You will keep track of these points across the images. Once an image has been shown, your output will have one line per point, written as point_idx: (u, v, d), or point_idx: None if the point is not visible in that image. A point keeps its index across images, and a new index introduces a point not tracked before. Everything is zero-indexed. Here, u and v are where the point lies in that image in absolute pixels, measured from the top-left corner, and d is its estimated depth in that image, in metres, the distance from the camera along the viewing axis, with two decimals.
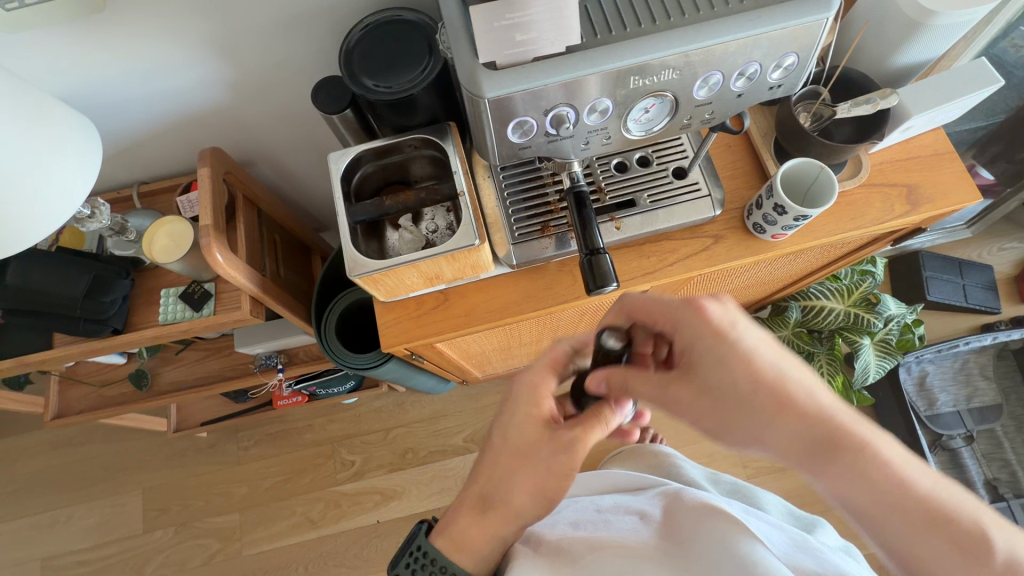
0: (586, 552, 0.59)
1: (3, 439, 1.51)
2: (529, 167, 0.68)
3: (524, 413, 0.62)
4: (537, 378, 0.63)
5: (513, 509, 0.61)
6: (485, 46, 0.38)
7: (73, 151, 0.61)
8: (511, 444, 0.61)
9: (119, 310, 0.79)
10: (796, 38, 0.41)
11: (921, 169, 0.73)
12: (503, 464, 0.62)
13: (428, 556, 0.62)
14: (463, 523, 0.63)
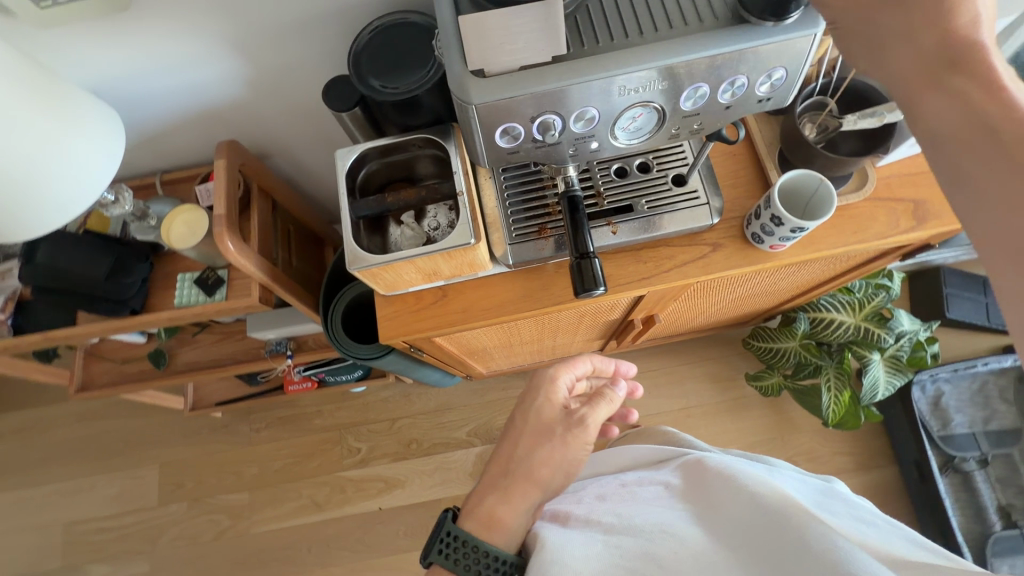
0: (610, 522, 0.58)
1: (33, 408, 1.58)
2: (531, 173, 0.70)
3: (542, 401, 0.73)
4: (555, 371, 0.74)
5: (536, 478, 0.67)
6: (474, 54, 0.39)
7: (97, 137, 0.65)
8: (531, 425, 0.72)
9: (138, 292, 0.83)
10: (783, 53, 0.41)
11: (930, 184, 0.71)
12: (525, 442, 0.71)
13: (465, 540, 0.60)
14: (490, 501, 0.66)
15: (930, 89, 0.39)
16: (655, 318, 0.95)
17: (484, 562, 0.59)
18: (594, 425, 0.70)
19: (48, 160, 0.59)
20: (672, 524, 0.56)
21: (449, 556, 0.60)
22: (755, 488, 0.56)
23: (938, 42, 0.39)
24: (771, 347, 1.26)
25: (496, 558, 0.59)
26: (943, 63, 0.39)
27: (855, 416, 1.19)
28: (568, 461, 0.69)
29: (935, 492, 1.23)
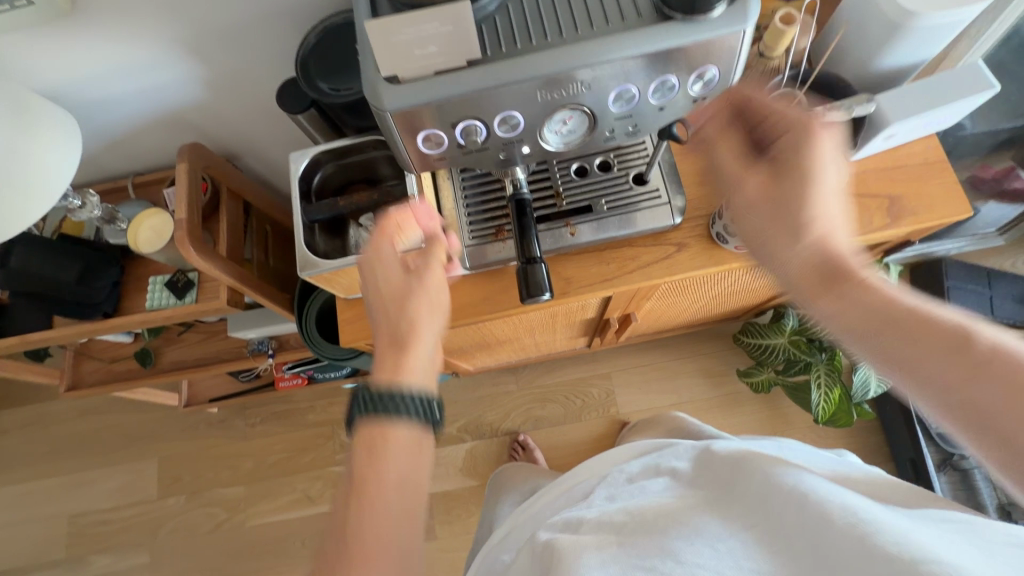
0: (622, 520, 0.53)
1: (30, 404, 1.59)
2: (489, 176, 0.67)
3: (382, 270, 0.56)
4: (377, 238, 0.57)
5: (415, 336, 0.54)
6: (384, 60, 0.38)
7: (42, 137, 0.64)
8: (384, 300, 0.55)
9: (109, 295, 0.85)
10: (711, 52, 0.40)
11: (907, 179, 0.68)
12: (387, 309, 0.55)
13: (379, 395, 0.49)
14: (385, 372, 0.52)
15: (827, 295, 0.46)
16: (632, 317, 0.93)
17: (405, 411, 0.49)
18: (434, 274, 0.57)
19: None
20: (685, 509, 0.51)
21: (367, 416, 0.49)
22: (767, 465, 0.49)
23: (821, 256, 0.46)
24: (760, 343, 1.21)
25: (415, 404, 0.50)
26: (833, 274, 0.46)
27: (848, 412, 1.16)
28: (432, 310, 0.56)
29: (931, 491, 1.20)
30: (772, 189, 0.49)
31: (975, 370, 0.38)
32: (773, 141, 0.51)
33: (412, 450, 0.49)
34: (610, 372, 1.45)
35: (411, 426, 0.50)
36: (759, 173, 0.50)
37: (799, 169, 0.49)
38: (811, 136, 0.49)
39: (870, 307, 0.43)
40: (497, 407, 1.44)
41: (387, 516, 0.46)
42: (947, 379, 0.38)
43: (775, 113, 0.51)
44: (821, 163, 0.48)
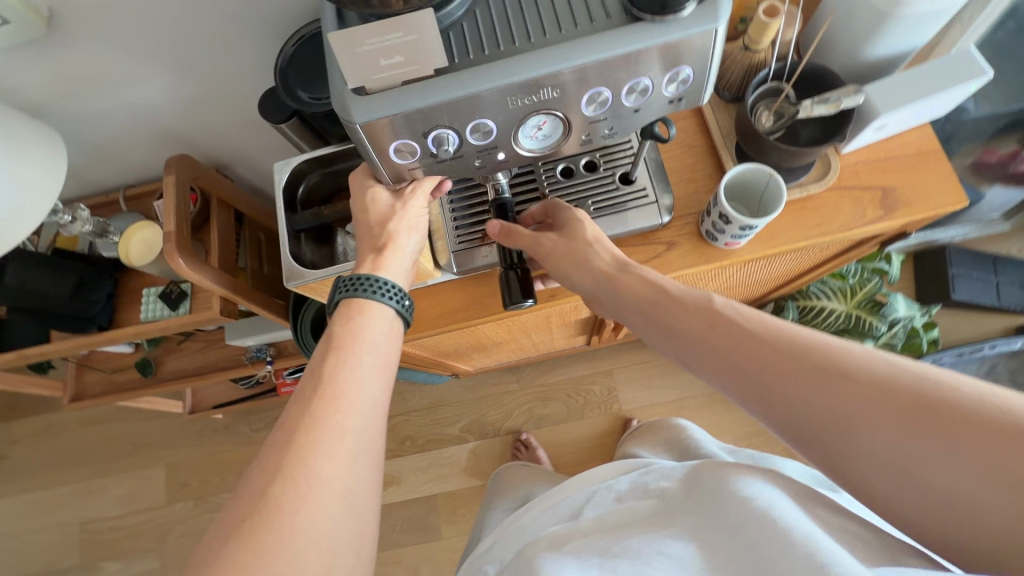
0: (605, 549, 0.49)
1: (42, 414, 1.61)
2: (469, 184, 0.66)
3: (370, 196, 0.58)
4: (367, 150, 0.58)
5: (394, 243, 0.58)
6: (349, 71, 0.37)
7: (26, 156, 0.64)
8: (367, 224, 0.58)
9: (104, 308, 0.84)
10: (684, 51, 0.39)
11: (901, 169, 0.67)
12: (366, 220, 0.58)
13: (364, 276, 0.56)
14: (368, 268, 0.57)
15: (625, 291, 0.55)
16: None
17: (380, 292, 0.56)
18: (418, 200, 0.59)
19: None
20: (668, 540, 0.46)
21: (352, 289, 0.56)
22: (749, 492, 0.44)
23: (612, 272, 0.57)
24: None
25: (392, 287, 0.57)
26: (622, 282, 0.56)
27: None
28: (412, 228, 0.59)
29: None
30: (562, 248, 0.59)
31: (714, 322, 0.47)
32: (556, 217, 0.61)
33: (386, 324, 0.56)
34: (612, 369, 1.44)
35: (388, 305, 0.56)
36: (548, 235, 0.59)
37: (581, 234, 0.59)
38: (579, 216, 0.60)
39: (643, 305, 0.53)
40: (500, 407, 1.44)
41: (358, 368, 0.51)
42: (693, 332, 0.48)
43: (558, 207, 0.61)
44: (596, 235, 0.59)
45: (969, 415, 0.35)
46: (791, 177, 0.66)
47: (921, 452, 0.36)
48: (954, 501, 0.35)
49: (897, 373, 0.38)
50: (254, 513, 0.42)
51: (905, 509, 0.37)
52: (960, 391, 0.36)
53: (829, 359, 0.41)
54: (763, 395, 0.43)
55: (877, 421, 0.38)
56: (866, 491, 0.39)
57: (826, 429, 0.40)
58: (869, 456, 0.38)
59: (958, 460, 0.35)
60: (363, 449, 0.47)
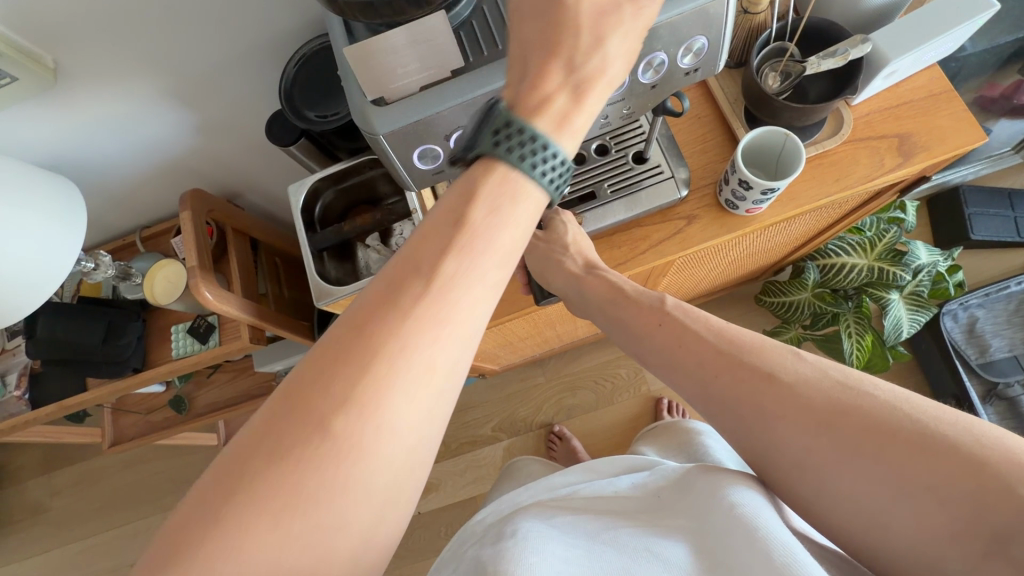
0: (597, 533, 0.50)
1: (60, 470, 1.52)
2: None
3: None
4: None
5: (592, 70, 0.35)
6: (368, 84, 0.39)
7: (44, 208, 0.65)
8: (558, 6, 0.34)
9: (135, 350, 0.85)
10: (694, 24, 0.40)
11: (915, 114, 0.66)
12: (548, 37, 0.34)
13: (521, 130, 0.33)
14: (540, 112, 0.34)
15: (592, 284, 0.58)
16: None
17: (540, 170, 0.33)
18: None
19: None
20: (660, 541, 0.47)
21: (495, 142, 0.33)
22: (735, 497, 0.45)
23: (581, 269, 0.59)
24: (783, 301, 1.18)
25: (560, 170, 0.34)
26: (586, 278, 0.58)
27: (883, 357, 1.12)
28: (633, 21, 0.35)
29: None
30: (539, 248, 0.61)
31: (664, 321, 0.51)
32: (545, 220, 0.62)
33: (521, 223, 0.34)
34: None
35: (536, 192, 0.34)
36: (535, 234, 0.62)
37: (562, 240, 0.60)
38: (565, 219, 0.62)
39: (604, 305, 0.57)
40: (529, 402, 1.44)
41: (466, 290, 0.32)
42: (647, 329, 0.51)
43: (553, 212, 0.62)
44: (575, 239, 0.60)
45: (877, 418, 0.38)
46: (805, 135, 0.66)
47: (829, 449, 0.39)
48: (852, 495, 0.38)
49: (822, 377, 0.41)
50: (294, 450, 0.29)
51: (812, 498, 0.41)
52: (873, 397, 0.39)
53: (761, 359, 0.44)
54: (701, 388, 0.47)
55: (795, 416, 0.41)
56: (783, 482, 0.42)
57: (748, 418, 0.43)
58: (785, 447, 0.41)
59: (860, 459, 0.38)
60: (442, 398, 0.32)
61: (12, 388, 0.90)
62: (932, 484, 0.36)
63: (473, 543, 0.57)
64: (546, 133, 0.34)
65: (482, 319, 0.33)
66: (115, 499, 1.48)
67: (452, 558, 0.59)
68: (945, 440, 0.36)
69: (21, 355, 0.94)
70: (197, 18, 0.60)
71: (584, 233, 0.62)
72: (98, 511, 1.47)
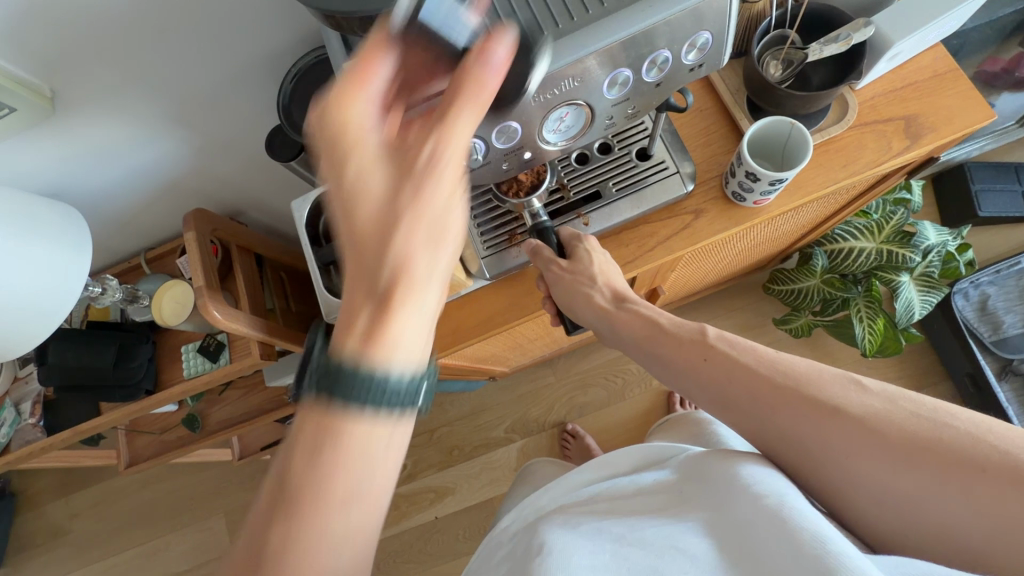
0: (621, 533, 0.49)
1: (80, 490, 1.52)
2: (461, 48, 0.37)
3: (354, 170, 0.38)
4: (355, 135, 0.38)
5: (406, 282, 0.38)
6: (370, 99, 0.39)
7: (53, 236, 0.65)
8: (360, 242, 0.38)
9: (148, 372, 0.85)
10: (697, 19, 0.40)
11: (921, 96, 0.65)
12: (361, 251, 0.39)
13: (350, 367, 0.37)
14: (359, 327, 0.38)
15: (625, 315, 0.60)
16: (660, 291, 0.90)
17: (383, 396, 0.37)
18: (438, 168, 0.38)
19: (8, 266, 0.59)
20: (679, 532, 0.46)
21: (326, 390, 0.37)
22: (756, 488, 0.44)
23: (613, 300, 0.61)
24: (792, 289, 1.17)
25: (404, 386, 0.38)
26: (618, 309, 0.61)
27: (895, 340, 1.11)
28: (439, 237, 0.39)
29: (996, 404, 1.13)
30: (566, 278, 0.60)
31: (709, 355, 0.53)
32: (567, 248, 0.63)
33: (376, 445, 0.38)
34: None
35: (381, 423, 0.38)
36: (559, 262, 0.61)
37: (586, 270, 0.61)
38: (589, 248, 0.63)
39: (642, 341, 0.59)
40: (541, 401, 1.43)
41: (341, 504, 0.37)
42: (693, 365, 0.53)
43: (578, 237, 0.63)
44: (601, 268, 0.62)
45: (961, 452, 0.39)
46: (809, 122, 0.65)
47: (914, 484, 0.40)
48: (943, 527, 0.40)
49: (888, 408, 0.43)
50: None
51: (896, 529, 0.42)
52: (951, 428, 0.40)
53: (822, 391, 0.45)
54: (762, 424, 0.48)
55: (873, 454, 0.42)
56: (861, 517, 0.44)
57: (817, 457, 0.44)
58: (863, 483, 0.42)
59: (950, 493, 0.39)
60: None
61: (27, 416, 0.91)
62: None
63: (502, 560, 0.56)
64: (366, 360, 0.37)
65: (384, 476, 0.39)
66: (132, 518, 1.48)
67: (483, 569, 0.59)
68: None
69: (34, 383, 0.94)
70: (193, 40, 0.60)
71: (609, 259, 0.64)
72: (117, 531, 1.48)
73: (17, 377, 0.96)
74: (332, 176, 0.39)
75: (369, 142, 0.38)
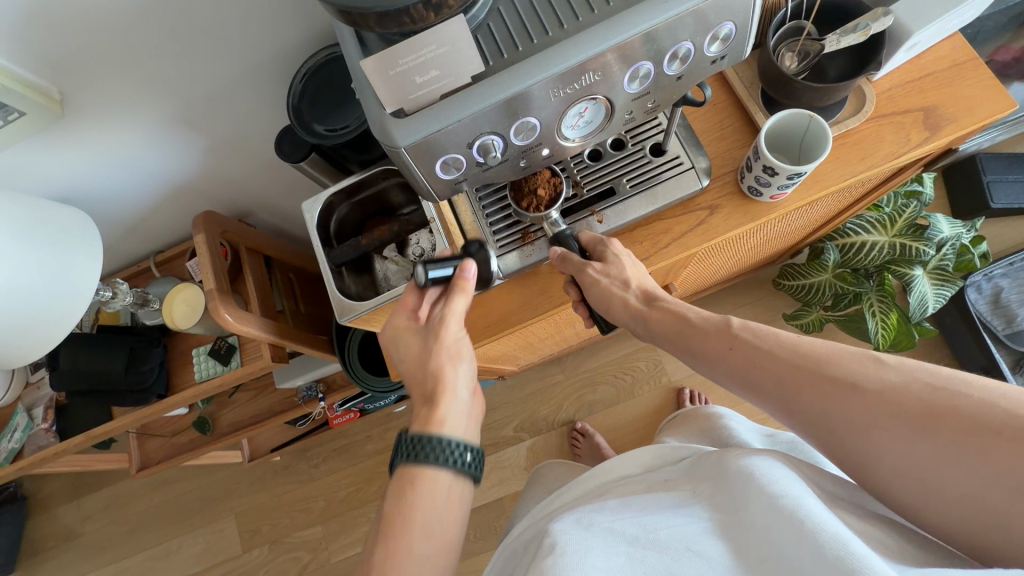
0: (634, 533, 0.47)
1: (93, 493, 1.52)
2: (447, 274, 0.57)
3: (404, 350, 0.57)
4: (394, 322, 0.59)
5: (444, 386, 0.53)
6: (387, 96, 0.38)
7: (61, 241, 0.64)
8: (414, 374, 0.56)
9: (159, 376, 0.85)
10: (720, 10, 0.39)
11: (939, 86, 0.64)
12: (414, 379, 0.56)
13: (421, 437, 0.50)
14: (420, 422, 0.51)
15: (654, 310, 0.57)
16: (671, 289, 0.88)
17: (442, 454, 0.49)
18: (449, 325, 0.56)
19: (17, 272, 0.58)
20: (697, 536, 0.45)
21: (409, 456, 0.49)
22: (774, 489, 0.43)
23: (641, 297, 0.58)
24: (803, 284, 1.16)
25: (459, 449, 0.50)
26: (647, 306, 0.57)
27: (909, 334, 1.10)
28: (458, 356, 0.56)
29: None
30: (600, 281, 0.58)
31: (734, 345, 0.50)
32: (588, 250, 0.61)
33: (444, 492, 0.49)
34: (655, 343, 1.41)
35: (442, 471, 0.49)
36: (592, 266, 0.58)
37: (620, 274, 0.58)
38: (615, 251, 0.60)
39: (672, 337, 0.55)
40: (549, 400, 1.43)
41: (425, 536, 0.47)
42: (718, 354, 0.51)
43: (600, 241, 0.61)
44: (631, 269, 0.59)
45: (974, 417, 0.37)
46: (826, 115, 0.64)
47: (931, 456, 0.38)
48: (965, 498, 0.37)
49: (910, 381, 0.40)
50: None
51: (919, 504, 0.40)
52: (969, 396, 0.38)
53: (843, 370, 0.43)
54: (782, 405, 0.46)
55: (888, 425, 0.40)
56: (894, 496, 0.41)
57: (839, 433, 0.43)
58: (882, 458, 0.40)
59: (968, 463, 0.37)
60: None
61: (40, 421, 0.90)
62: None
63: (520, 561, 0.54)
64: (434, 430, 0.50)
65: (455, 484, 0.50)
66: (143, 521, 1.48)
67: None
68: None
69: (45, 388, 0.94)
70: (200, 41, 0.59)
71: (636, 260, 0.61)
72: (128, 534, 1.48)
73: (29, 383, 0.96)
74: (394, 351, 0.59)
75: (405, 323, 0.58)
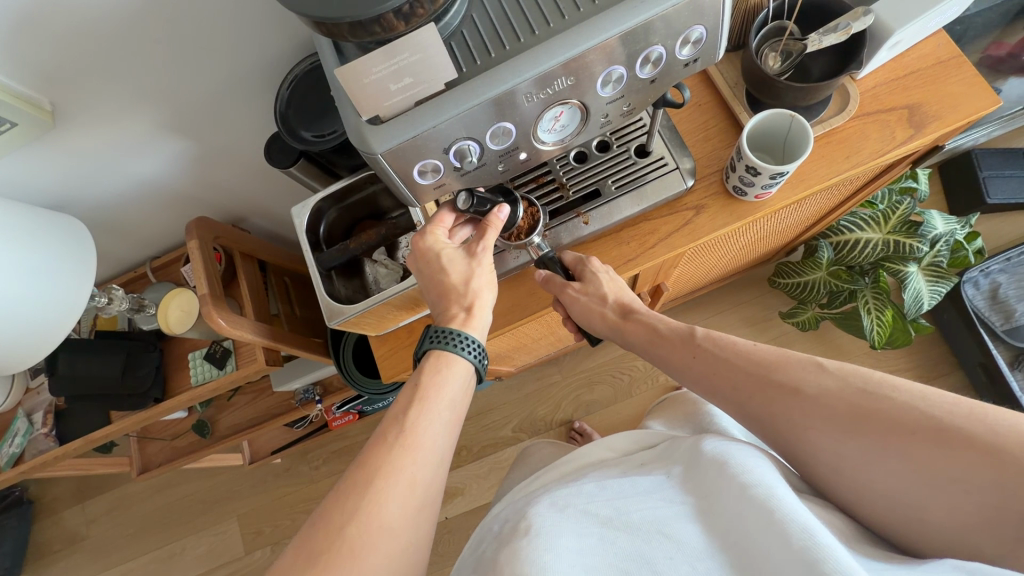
0: (607, 515, 0.48)
1: (98, 496, 1.54)
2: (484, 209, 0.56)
3: (442, 270, 0.57)
4: (430, 242, 0.58)
5: (480, 304, 0.57)
6: (362, 104, 0.39)
7: (56, 248, 0.66)
8: (448, 289, 0.57)
9: (155, 381, 0.86)
10: (690, 13, 0.40)
11: (923, 83, 0.64)
12: (446, 294, 0.57)
13: (451, 329, 0.55)
14: (457, 324, 0.56)
15: (628, 322, 0.64)
16: (662, 288, 0.89)
17: (463, 347, 0.55)
18: (489, 255, 0.59)
19: (13, 279, 0.59)
20: (671, 521, 0.45)
21: (439, 341, 0.55)
22: (749, 478, 0.44)
23: (618, 308, 0.64)
24: (798, 282, 1.15)
25: (482, 352, 0.56)
26: (623, 316, 0.64)
27: (904, 331, 1.09)
28: (490, 283, 0.59)
29: (1010, 394, 1.11)
30: (580, 300, 0.62)
31: (697, 353, 0.57)
32: (571, 270, 0.65)
33: (464, 377, 0.54)
34: None
35: (466, 360, 0.55)
36: (571, 287, 0.63)
37: (598, 291, 0.63)
38: (595, 271, 0.63)
39: (647, 345, 0.63)
40: (547, 400, 1.43)
41: (450, 407, 0.52)
42: (683, 360, 0.58)
43: (581, 260, 0.64)
44: (609, 286, 0.63)
45: (900, 417, 0.42)
46: (809, 114, 0.64)
47: (858, 452, 0.43)
48: (887, 492, 0.42)
49: (843, 384, 0.46)
50: (394, 434, 0.48)
51: (852, 495, 0.45)
52: (895, 398, 0.43)
53: (788, 372, 0.49)
54: (739, 407, 0.52)
55: (823, 426, 0.46)
56: (836, 489, 0.46)
57: (785, 430, 0.49)
58: (819, 453, 0.46)
59: (889, 457, 0.42)
60: (439, 471, 0.49)
61: (39, 425, 0.92)
62: (960, 475, 0.39)
63: (491, 541, 0.54)
64: (461, 327, 0.55)
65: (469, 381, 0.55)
66: (147, 524, 1.50)
67: (472, 560, 0.56)
68: (961, 433, 0.39)
69: (44, 393, 0.95)
70: (188, 51, 0.60)
71: (616, 275, 0.65)
72: (133, 537, 1.49)
73: (29, 388, 0.97)
74: (422, 268, 0.59)
75: (443, 245, 0.58)
